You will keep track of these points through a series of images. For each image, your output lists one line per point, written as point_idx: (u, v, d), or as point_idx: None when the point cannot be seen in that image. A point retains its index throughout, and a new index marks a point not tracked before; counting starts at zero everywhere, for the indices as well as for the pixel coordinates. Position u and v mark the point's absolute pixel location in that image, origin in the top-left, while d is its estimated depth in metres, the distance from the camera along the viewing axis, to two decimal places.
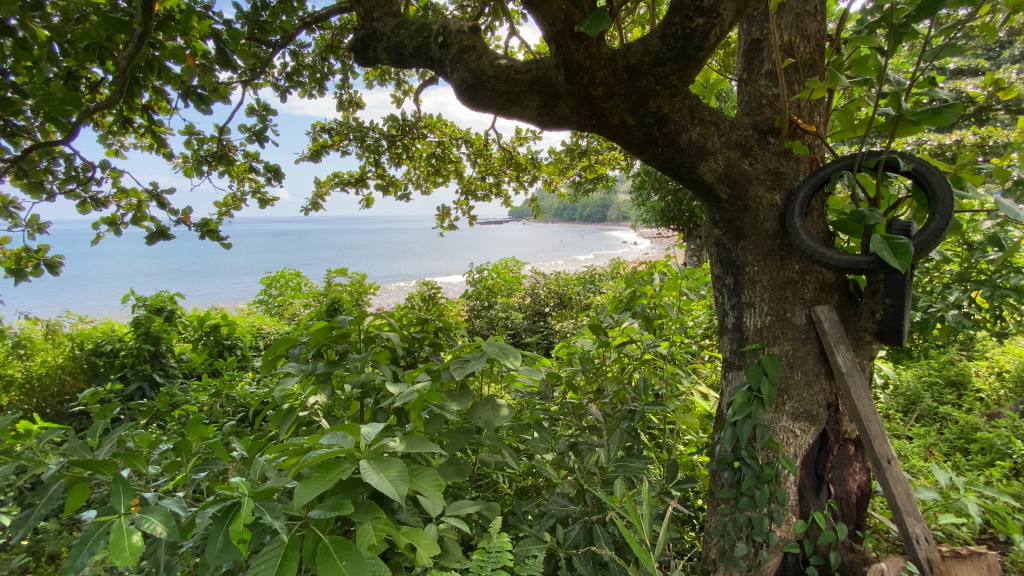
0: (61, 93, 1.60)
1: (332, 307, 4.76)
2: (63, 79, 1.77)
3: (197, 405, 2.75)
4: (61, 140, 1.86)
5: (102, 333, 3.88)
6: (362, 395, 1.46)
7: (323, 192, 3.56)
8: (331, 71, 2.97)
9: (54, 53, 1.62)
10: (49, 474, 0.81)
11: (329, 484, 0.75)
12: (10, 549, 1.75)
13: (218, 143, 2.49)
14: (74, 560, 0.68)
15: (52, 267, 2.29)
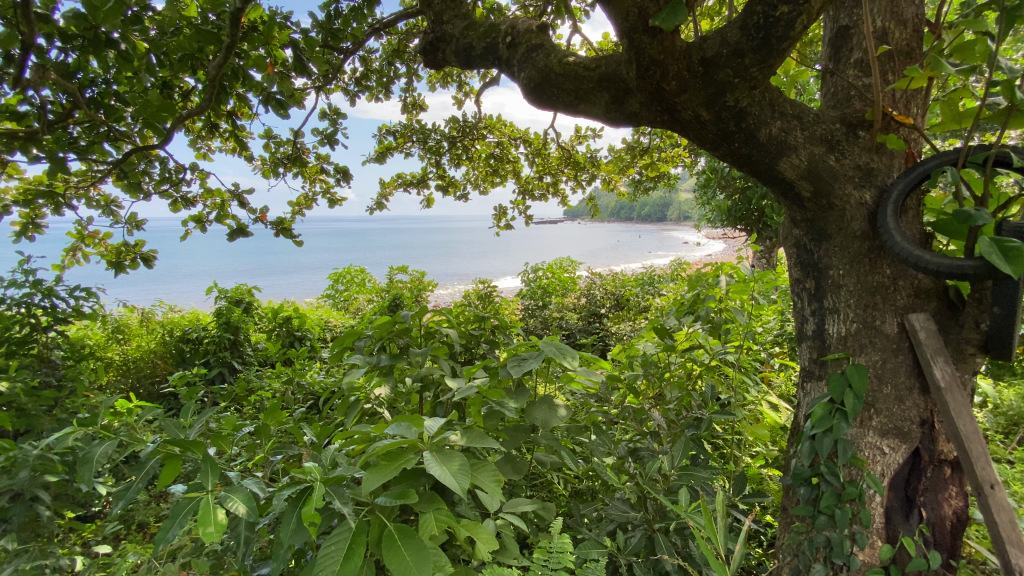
0: (158, 100, 1.76)
1: (393, 303, 4.93)
2: (160, 89, 1.93)
3: (271, 391, 2.94)
4: (157, 144, 2.03)
5: (189, 321, 4.22)
6: (423, 388, 1.50)
7: (387, 192, 3.70)
8: (397, 75, 3.07)
9: (152, 64, 1.78)
10: (147, 451, 0.88)
11: (393, 472, 0.78)
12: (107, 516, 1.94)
13: (293, 145, 2.64)
14: (166, 533, 0.75)
15: (148, 261, 2.51)
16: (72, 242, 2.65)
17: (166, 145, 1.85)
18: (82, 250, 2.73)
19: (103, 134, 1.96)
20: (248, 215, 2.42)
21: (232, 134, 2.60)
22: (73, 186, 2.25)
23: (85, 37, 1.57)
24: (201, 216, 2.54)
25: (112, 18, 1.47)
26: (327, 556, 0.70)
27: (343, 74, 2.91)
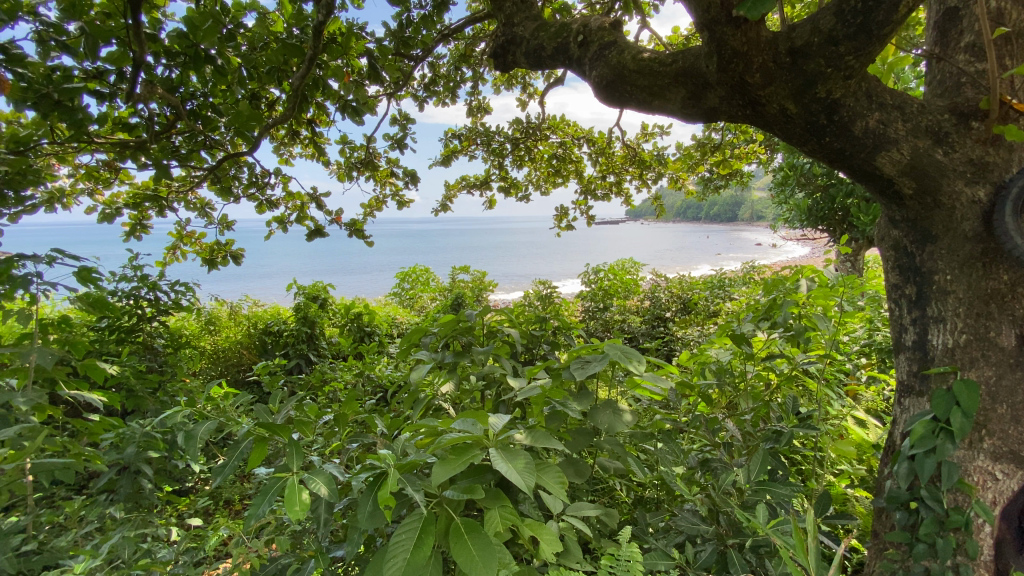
0: (248, 110, 1.90)
1: (456, 302, 5.05)
2: (250, 99, 2.09)
3: (343, 383, 3.11)
4: (246, 151, 2.20)
5: (270, 315, 4.54)
6: (486, 387, 1.52)
7: (452, 193, 3.78)
8: (463, 79, 3.13)
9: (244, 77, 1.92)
10: (242, 432, 0.96)
11: (461, 467, 0.79)
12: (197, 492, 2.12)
13: (366, 150, 2.77)
14: (257, 508, 0.81)
15: (236, 259, 2.72)
16: (172, 242, 2.93)
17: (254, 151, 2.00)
18: (181, 248, 3.00)
19: (201, 142, 2.15)
20: (324, 216, 2.56)
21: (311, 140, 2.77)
22: (174, 190, 2.49)
23: (185, 53, 1.72)
24: (283, 217, 2.72)
25: (209, 35, 1.64)
26: (399, 543, 0.72)
27: (412, 81, 3.01)
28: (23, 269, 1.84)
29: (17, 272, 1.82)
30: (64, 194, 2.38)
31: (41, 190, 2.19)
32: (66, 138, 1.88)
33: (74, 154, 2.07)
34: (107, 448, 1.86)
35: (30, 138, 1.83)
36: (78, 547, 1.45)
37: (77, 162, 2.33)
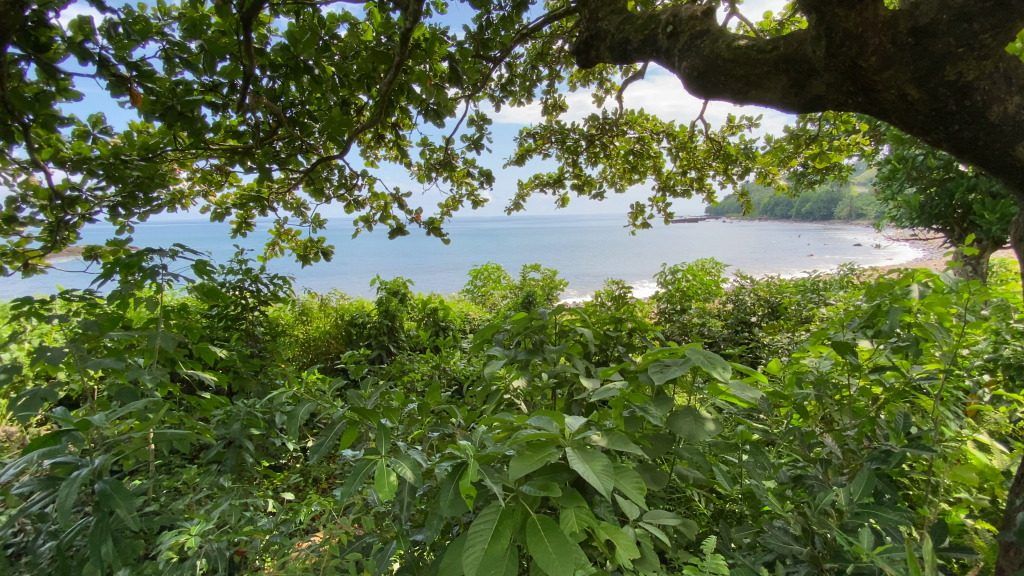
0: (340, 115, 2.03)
1: (527, 300, 5.07)
2: (341, 106, 2.23)
3: (421, 374, 3.23)
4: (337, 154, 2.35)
5: (354, 308, 4.82)
6: (558, 386, 1.51)
7: (525, 192, 3.81)
8: (540, 77, 3.13)
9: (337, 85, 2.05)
10: (336, 414, 1.04)
11: (539, 464, 0.79)
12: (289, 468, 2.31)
13: (444, 151, 2.86)
14: (349, 486, 0.87)
15: (326, 255, 2.92)
16: (272, 239, 3.20)
17: (344, 155, 2.13)
18: (279, 244, 3.27)
19: (298, 147, 2.32)
20: (405, 215, 2.68)
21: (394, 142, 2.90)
22: (274, 191, 2.71)
23: (285, 64, 1.87)
24: (368, 217, 2.88)
25: (307, 47, 1.78)
26: (478, 533, 0.74)
27: (490, 82, 3.06)
28: (151, 261, 2.10)
29: (147, 265, 2.08)
30: (184, 195, 2.67)
31: (166, 192, 2.49)
32: (187, 145, 2.12)
33: (192, 159, 2.32)
34: (216, 423, 2.08)
35: (158, 146, 2.08)
36: (190, 511, 1.62)
37: (196, 167, 2.61)
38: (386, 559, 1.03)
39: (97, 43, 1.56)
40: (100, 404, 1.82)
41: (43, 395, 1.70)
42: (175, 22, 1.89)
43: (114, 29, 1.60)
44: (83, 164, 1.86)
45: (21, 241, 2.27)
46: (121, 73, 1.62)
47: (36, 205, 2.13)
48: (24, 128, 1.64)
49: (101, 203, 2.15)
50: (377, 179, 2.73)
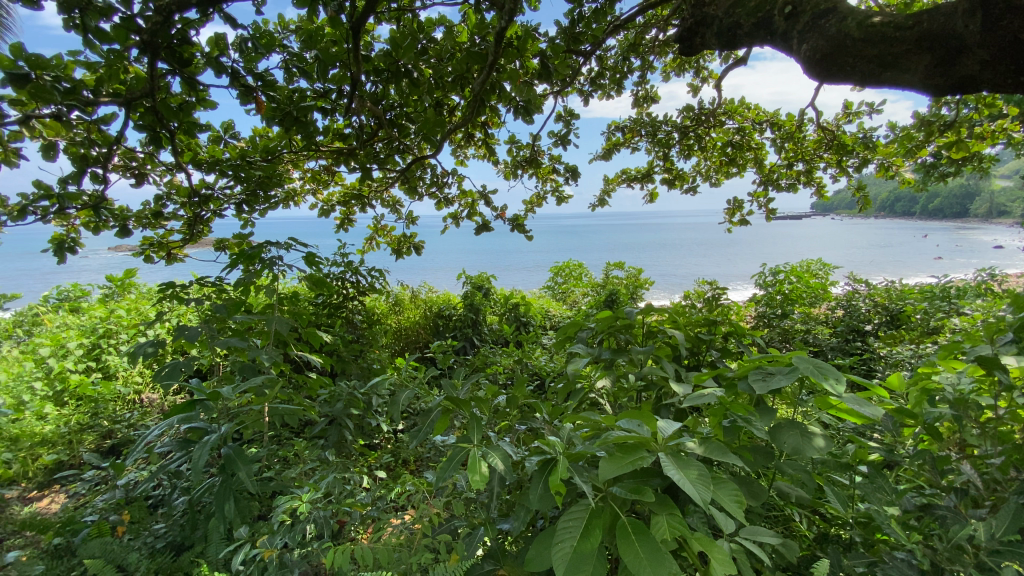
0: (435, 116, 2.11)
1: (611, 298, 4.96)
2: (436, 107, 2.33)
3: (504, 367, 3.29)
4: (430, 153, 2.45)
5: (442, 301, 5.01)
6: (645, 389, 1.47)
7: (611, 187, 3.73)
8: (631, 69, 3.02)
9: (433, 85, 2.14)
10: (432, 401, 1.11)
11: (630, 467, 0.78)
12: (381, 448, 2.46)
13: (532, 148, 2.87)
14: (445, 471, 0.92)
15: (418, 250, 3.06)
16: (370, 233, 3.42)
17: (437, 154, 2.23)
18: (376, 239, 3.49)
19: (396, 147, 2.46)
20: (491, 212, 2.74)
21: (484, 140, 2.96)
22: (374, 190, 2.90)
23: (387, 69, 1.98)
24: (457, 213, 2.98)
25: (408, 52, 1.87)
26: (567, 529, 0.74)
27: (579, 76, 3.02)
28: (271, 253, 2.34)
29: (267, 256, 2.31)
30: (296, 193, 2.94)
31: (282, 190, 2.75)
32: (301, 147, 2.32)
33: (305, 160, 2.55)
34: (321, 402, 2.27)
35: (277, 148, 2.30)
36: (298, 480, 1.79)
37: (307, 168, 2.86)
38: (474, 544, 1.07)
39: (229, 57, 1.76)
40: (225, 378, 2.06)
41: (182, 367, 1.97)
42: (293, 35, 2.08)
43: (244, 44, 1.79)
44: (217, 166, 2.11)
45: (166, 233, 2.62)
46: (248, 83, 1.81)
47: (178, 203, 2.45)
48: (171, 134, 1.88)
49: (230, 201, 2.42)
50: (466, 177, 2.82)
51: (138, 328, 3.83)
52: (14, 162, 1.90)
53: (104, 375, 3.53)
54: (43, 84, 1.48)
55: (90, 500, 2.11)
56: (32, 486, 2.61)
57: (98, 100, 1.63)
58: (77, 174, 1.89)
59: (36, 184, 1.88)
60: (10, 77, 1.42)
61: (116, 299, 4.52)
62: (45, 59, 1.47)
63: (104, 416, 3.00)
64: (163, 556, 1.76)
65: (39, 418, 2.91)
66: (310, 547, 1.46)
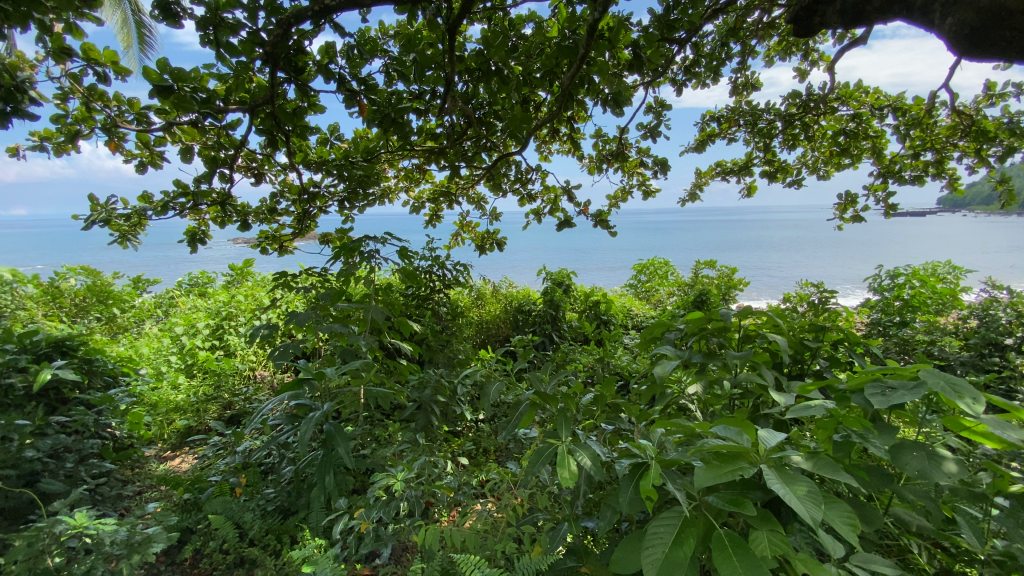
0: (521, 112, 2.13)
1: (700, 298, 4.72)
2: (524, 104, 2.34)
3: (584, 364, 3.25)
4: (516, 150, 2.48)
5: (523, 296, 5.06)
6: (741, 397, 1.39)
7: (703, 181, 3.54)
8: (730, 55, 2.82)
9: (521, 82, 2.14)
10: (521, 397, 1.13)
11: (728, 477, 0.74)
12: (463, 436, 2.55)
13: (618, 142, 2.80)
14: (534, 466, 0.94)
15: (500, 246, 3.11)
16: (456, 229, 3.53)
17: (522, 151, 2.25)
18: (462, 234, 3.60)
19: (484, 145, 2.51)
20: (574, 208, 2.71)
21: (569, 136, 2.94)
22: (461, 187, 2.98)
23: (478, 68, 2.02)
24: (539, 210, 2.99)
25: (499, 50, 1.91)
26: (657, 535, 0.72)
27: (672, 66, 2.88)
28: (368, 246, 2.51)
29: (365, 249, 2.48)
30: (391, 190, 3.10)
31: (378, 188, 2.92)
32: (397, 147, 2.45)
33: (399, 159, 2.68)
34: (412, 387, 2.39)
35: (375, 148, 2.45)
36: (388, 460, 1.91)
37: (401, 166, 3.01)
38: (556, 538, 1.08)
39: (337, 64, 1.90)
40: (327, 361, 2.24)
41: (291, 349, 2.16)
42: (392, 40, 2.19)
43: (351, 51, 1.92)
44: (324, 166, 2.29)
45: (279, 228, 2.89)
46: (353, 88, 1.95)
47: (290, 200, 2.69)
48: (286, 137, 2.07)
49: (334, 198, 2.62)
50: (550, 173, 2.81)
51: (253, 312, 4.27)
52: (159, 164, 2.19)
53: (226, 352, 3.98)
54: (182, 95, 1.69)
55: (215, 462, 2.40)
56: (167, 447, 3.01)
57: (227, 108, 1.84)
58: (208, 174, 2.14)
59: (176, 183, 2.16)
60: (157, 89, 1.64)
61: (236, 286, 5.07)
62: (185, 72, 1.68)
63: (225, 389, 3.38)
64: (272, 518, 1.96)
65: (174, 387, 3.35)
66: (400, 524, 1.56)
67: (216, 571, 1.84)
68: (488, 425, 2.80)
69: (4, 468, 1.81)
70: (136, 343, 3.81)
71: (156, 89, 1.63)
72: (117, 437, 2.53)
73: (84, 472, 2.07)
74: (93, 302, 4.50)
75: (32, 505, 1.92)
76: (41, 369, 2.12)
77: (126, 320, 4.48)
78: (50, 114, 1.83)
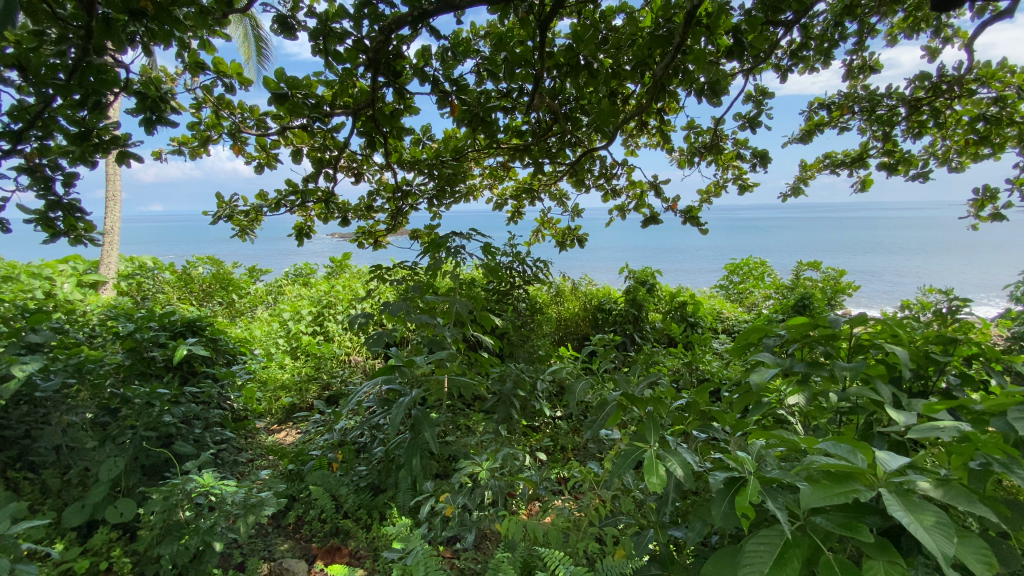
0: (608, 107, 2.09)
1: (801, 303, 4.34)
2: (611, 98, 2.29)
3: (668, 367, 3.13)
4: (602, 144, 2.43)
5: (605, 294, 4.97)
6: (850, 412, 1.26)
7: (809, 174, 3.25)
8: (845, 36, 2.55)
9: (611, 74, 2.09)
10: (609, 397, 1.11)
11: (839, 499, 0.68)
12: (542, 431, 2.56)
13: (712, 134, 2.65)
14: (622, 469, 0.93)
15: (582, 243, 3.07)
16: (538, 226, 3.54)
17: (608, 146, 2.19)
18: (544, 231, 3.60)
19: (568, 141, 2.50)
20: (661, 204, 2.61)
21: (658, 130, 2.83)
22: (544, 183, 2.98)
23: (566, 64, 2.01)
24: (624, 206, 2.92)
25: (590, 43, 1.88)
26: (756, 553, 0.69)
27: (775, 51, 2.67)
28: (456, 242, 2.59)
29: (451, 244, 2.56)
30: (476, 188, 3.18)
31: (465, 184, 3.01)
32: (484, 145, 2.50)
33: (485, 157, 2.74)
34: (494, 380, 2.44)
35: (463, 146, 2.52)
36: (472, 449, 1.98)
37: (487, 164, 3.07)
38: (641, 545, 1.06)
39: (432, 66, 1.98)
40: (415, 350, 2.35)
41: (383, 337, 2.30)
42: (483, 40, 2.23)
43: (445, 53, 1.98)
44: (416, 165, 2.40)
45: (374, 223, 3.07)
46: (445, 89, 2.01)
47: (384, 197, 2.84)
48: (383, 138, 2.20)
49: (424, 196, 2.73)
50: (636, 168, 2.73)
51: (349, 301, 4.59)
52: (274, 165, 2.42)
53: (325, 337, 4.32)
54: (296, 101, 1.85)
55: (314, 438, 2.62)
56: (275, 420, 3.33)
57: (332, 111, 1.98)
58: (315, 173, 2.32)
59: (287, 182, 2.37)
60: (275, 97, 1.81)
61: (334, 277, 5.47)
62: (297, 80, 1.84)
63: (324, 371, 3.67)
64: (364, 494, 2.11)
65: (280, 367, 3.69)
66: (484, 512, 1.60)
67: (315, 538, 2.01)
68: (567, 423, 2.78)
69: (147, 429, 2.10)
70: (250, 326, 4.25)
71: (274, 97, 1.79)
72: (234, 409, 2.84)
73: (209, 437, 2.35)
74: (217, 288, 5.07)
75: (168, 463, 2.21)
76: (177, 345, 2.43)
77: (243, 304, 5.01)
78: (187, 122, 2.08)
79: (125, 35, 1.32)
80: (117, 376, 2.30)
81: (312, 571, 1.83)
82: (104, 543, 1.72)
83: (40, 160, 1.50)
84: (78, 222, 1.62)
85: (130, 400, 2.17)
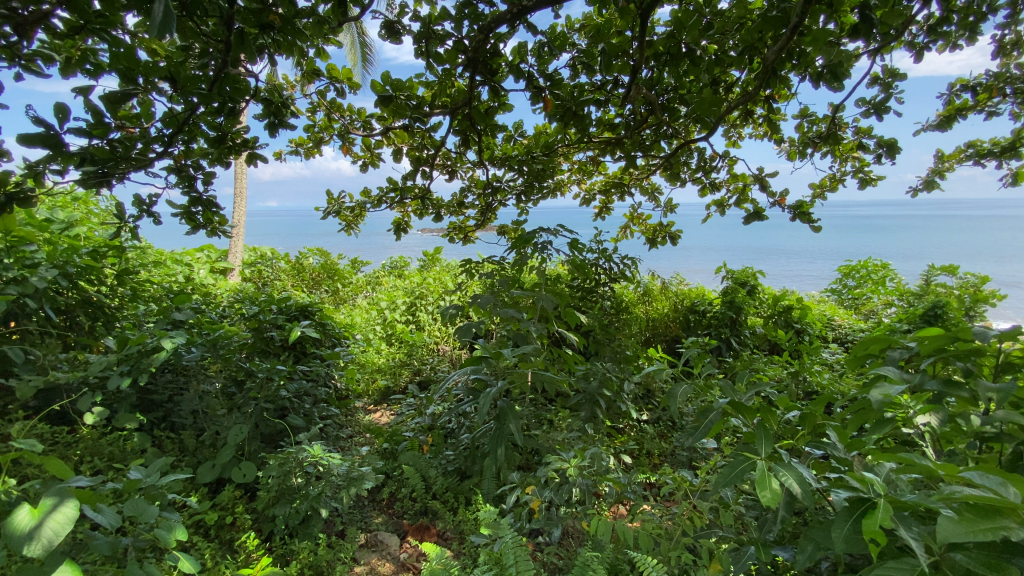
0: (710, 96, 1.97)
1: (932, 312, 3.82)
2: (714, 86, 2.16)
3: (770, 375, 2.90)
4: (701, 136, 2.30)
5: (698, 295, 4.72)
6: (996, 440, 1.08)
7: (946, 166, 2.84)
8: (1000, 4, 2.19)
9: (715, 61, 1.97)
10: (713, 405, 1.06)
11: (985, 536, 0.60)
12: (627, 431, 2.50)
13: (829, 122, 2.40)
14: (728, 481, 0.88)
15: (674, 240, 2.93)
16: (626, 222, 3.45)
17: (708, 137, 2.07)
18: (633, 227, 3.49)
19: (665, 133, 2.40)
20: (766, 198, 2.42)
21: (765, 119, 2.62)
22: (635, 177, 2.89)
23: (666, 53, 1.93)
24: (723, 201, 2.75)
25: (693, 30, 1.78)
26: None
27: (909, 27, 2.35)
28: (545, 237, 2.59)
29: (539, 240, 2.57)
30: (566, 183, 3.16)
31: (555, 179, 3.00)
32: (575, 140, 2.47)
33: (576, 152, 2.71)
34: (579, 377, 2.42)
35: (553, 142, 2.52)
36: (557, 445, 1.98)
37: (576, 160, 3.03)
38: (739, 561, 1.00)
39: (527, 63, 1.99)
40: (501, 342, 2.40)
41: (471, 329, 2.37)
42: (578, 33, 2.20)
43: (541, 48, 1.98)
44: (507, 161, 2.43)
45: (465, 219, 3.17)
46: (539, 85, 2.02)
47: (475, 193, 2.92)
48: (477, 136, 2.25)
49: (513, 191, 2.77)
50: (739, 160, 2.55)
51: (440, 293, 4.79)
52: (377, 163, 2.57)
53: (417, 327, 4.55)
54: (399, 102, 1.95)
55: (406, 422, 2.77)
56: (372, 402, 3.58)
57: (431, 111, 2.06)
58: (413, 171, 2.44)
59: (388, 180, 2.52)
60: (381, 99, 1.92)
61: (427, 269, 5.73)
62: (401, 82, 1.94)
63: (415, 358, 3.87)
64: (451, 477, 2.19)
65: (377, 352, 3.94)
66: (570, 509, 1.59)
67: (406, 514, 2.13)
68: (653, 426, 2.69)
69: (266, 402, 2.34)
70: (352, 313, 4.59)
71: (380, 98, 1.91)
72: (337, 388, 3.09)
73: (316, 413, 2.58)
74: (325, 277, 5.54)
75: (282, 433, 2.45)
76: (291, 328, 2.68)
77: (346, 293, 5.43)
78: (304, 124, 2.27)
79: (255, 46, 1.47)
80: (243, 353, 2.59)
81: (404, 545, 1.95)
82: (230, 499, 1.95)
83: (186, 161, 1.72)
84: (214, 216, 1.84)
85: (252, 374, 2.44)
